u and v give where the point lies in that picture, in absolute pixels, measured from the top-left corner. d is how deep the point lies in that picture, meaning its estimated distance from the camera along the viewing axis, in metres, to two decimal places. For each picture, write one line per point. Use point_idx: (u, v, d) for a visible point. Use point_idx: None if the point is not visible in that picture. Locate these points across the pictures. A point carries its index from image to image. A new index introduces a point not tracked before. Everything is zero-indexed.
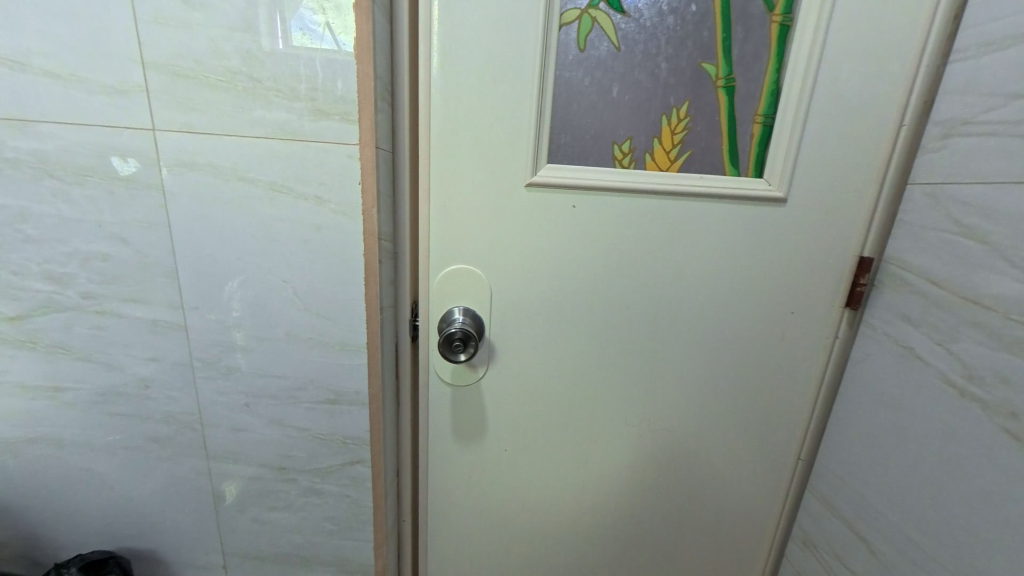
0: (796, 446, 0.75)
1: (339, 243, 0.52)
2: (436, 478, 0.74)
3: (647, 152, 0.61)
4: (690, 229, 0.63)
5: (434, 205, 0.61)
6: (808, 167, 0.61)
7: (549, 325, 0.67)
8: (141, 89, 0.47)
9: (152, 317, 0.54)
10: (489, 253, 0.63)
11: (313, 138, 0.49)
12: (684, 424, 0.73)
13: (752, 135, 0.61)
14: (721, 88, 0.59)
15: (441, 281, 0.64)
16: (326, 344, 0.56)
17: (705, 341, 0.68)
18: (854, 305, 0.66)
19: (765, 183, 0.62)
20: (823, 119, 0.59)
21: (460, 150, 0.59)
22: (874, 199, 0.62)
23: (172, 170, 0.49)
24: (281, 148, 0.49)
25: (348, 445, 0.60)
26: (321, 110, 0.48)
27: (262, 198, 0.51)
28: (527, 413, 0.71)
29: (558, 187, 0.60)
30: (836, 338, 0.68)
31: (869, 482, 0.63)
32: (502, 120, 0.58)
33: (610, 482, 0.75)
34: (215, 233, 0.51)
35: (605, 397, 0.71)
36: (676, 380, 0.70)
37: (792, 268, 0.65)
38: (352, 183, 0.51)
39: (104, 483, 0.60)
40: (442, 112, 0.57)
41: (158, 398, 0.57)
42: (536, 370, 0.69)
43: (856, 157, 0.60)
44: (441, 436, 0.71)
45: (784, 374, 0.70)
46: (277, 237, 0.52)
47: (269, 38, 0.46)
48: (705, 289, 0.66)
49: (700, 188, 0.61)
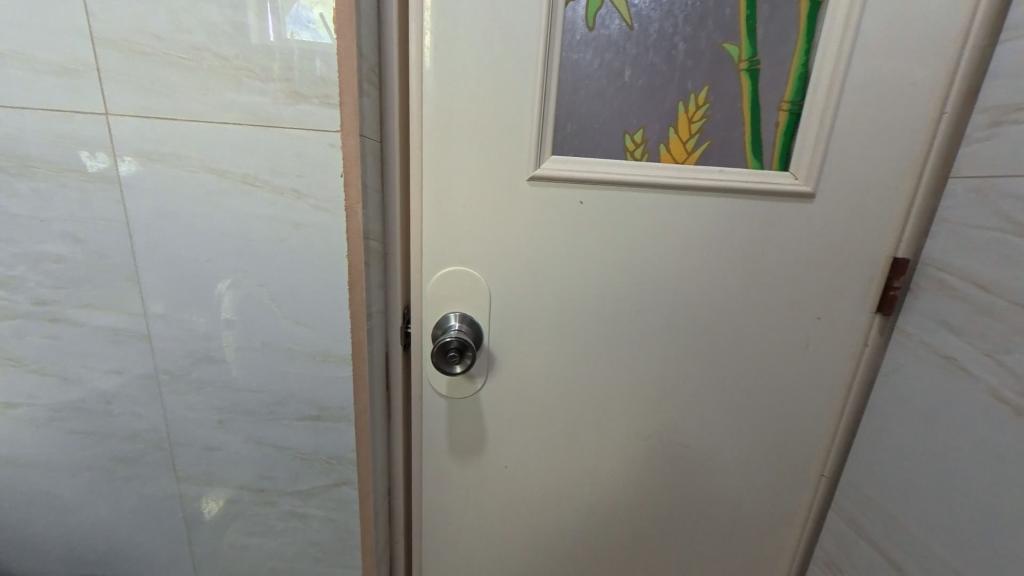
0: (819, 461, 0.69)
1: (320, 242, 0.47)
2: (431, 496, 0.68)
3: (662, 142, 0.55)
4: (707, 228, 0.58)
5: (427, 202, 0.55)
6: (839, 159, 0.55)
7: (552, 334, 0.61)
8: (91, 68, 0.41)
9: (114, 325, 0.49)
10: (488, 254, 0.58)
11: (288, 124, 0.43)
12: (699, 439, 0.67)
13: (777, 123, 0.55)
14: (744, 71, 0.54)
15: (437, 284, 0.59)
16: (307, 355, 0.51)
17: (722, 351, 0.63)
18: (885, 310, 0.60)
19: (791, 177, 0.56)
20: (857, 107, 0.53)
21: (455, 140, 0.53)
22: (911, 195, 0.56)
23: (130, 163, 0.44)
24: (252, 136, 0.44)
25: (333, 466, 0.55)
26: (297, 92, 0.43)
27: (234, 192, 0.45)
28: (529, 427, 0.66)
29: (565, 181, 0.55)
30: (865, 346, 0.63)
31: (903, 504, 0.58)
32: (501, 108, 0.52)
33: (615, 501, 0.70)
34: (179, 232, 0.46)
35: (612, 410, 0.65)
36: (688, 387, 0.65)
37: (819, 269, 0.60)
38: (334, 175, 0.45)
39: (63, 506, 0.55)
40: (435, 99, 0.52)
41: (121, 415, 0.52)
42: (539, 378, 0.63)
43: (892, 147, 0.55)
44: (436, 453, 0.66)
45: (807, 386, 0.65)
46: (251, 236, 0.47)
47: (257, 21, 0.41)
48: (723, 294, 0.60)
49: (721, 182, 0.56)
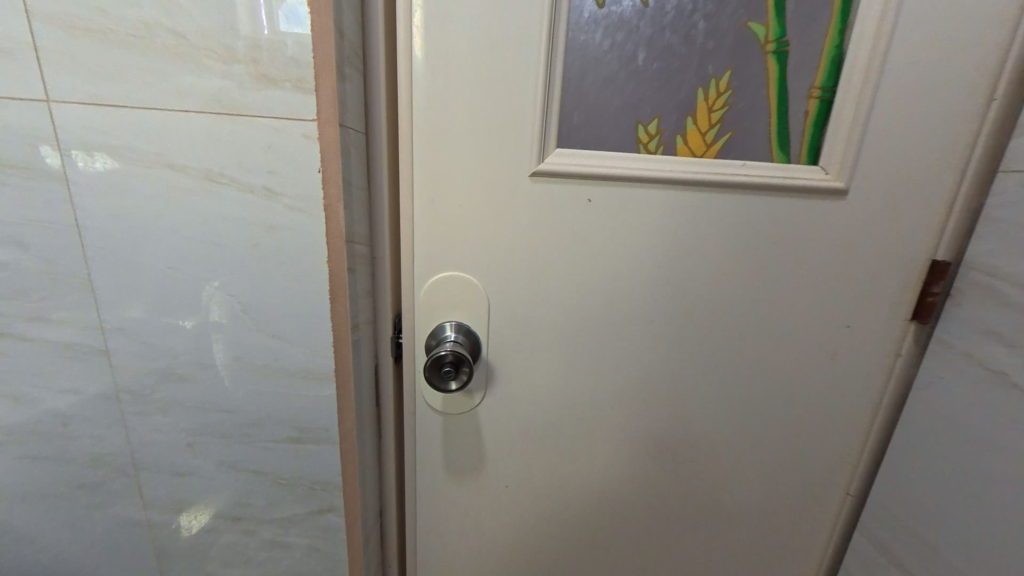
0: (845, 479, 0.64)
1: (295, 247, 0.42)
2: (425, 517, 0.63)
3: (678, 133, 0.50)
4: (727, 228, 0.52)
5: (419, 200, 0.50)
6: (876, 151, 0.50)
7: (554, 345, 0.56)
8: (29, 49, 0.37)
9: (71, 338, 0.44)
10: (486, 257, 0.53)
11: (256, 112, 0.38)
12: (714, 457, 0.62)
13: (807, 112, 0.50)
14: (772, 53, 0.48)
15: (430, 291, 0.53)
16: (285, 372, 0.46)
17: (740, 363, 0.58)
18: (922, 318, 0.55)
19: (822, 171, 0.51)
20: (897, 93, 0.48)
21: (449, 132, 0.48)
22: (954, 191, 0.51)
23: (100, 158, 0.39)
24: (216, 126, 0.39)
25: (316, 491, 0.50)
26: (265, 75, 0.37)
27: (197, 190, 0.40)
28: (531, 443, 0.61)
29: (572, 176, 0.50)
30: (898, 356, 0.57)
31: (938, 530, 0.52)
32: (500, 96, 0.47)
33: (623, 521, 0.65)
34: (139, 237, 0.41)
35: (621, 425, 0.60)
36: (703, 399, 0.60)
37: (850, 272, 0.54)
38: (311, 170, 0.40)
39: (22, 536, 0.50)
40: (426, 85, 0.46)
41: (79, 438, 0.47)
42: (542, 392, 0.58)
43: (933, 139, 0.49)
44: (430, 471, 0.61)
45: (833, 399, 0.60)
46: (218, 240, 0.41)
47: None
48: (744, 301, 0.55)
49: (744, 177, 0.50)
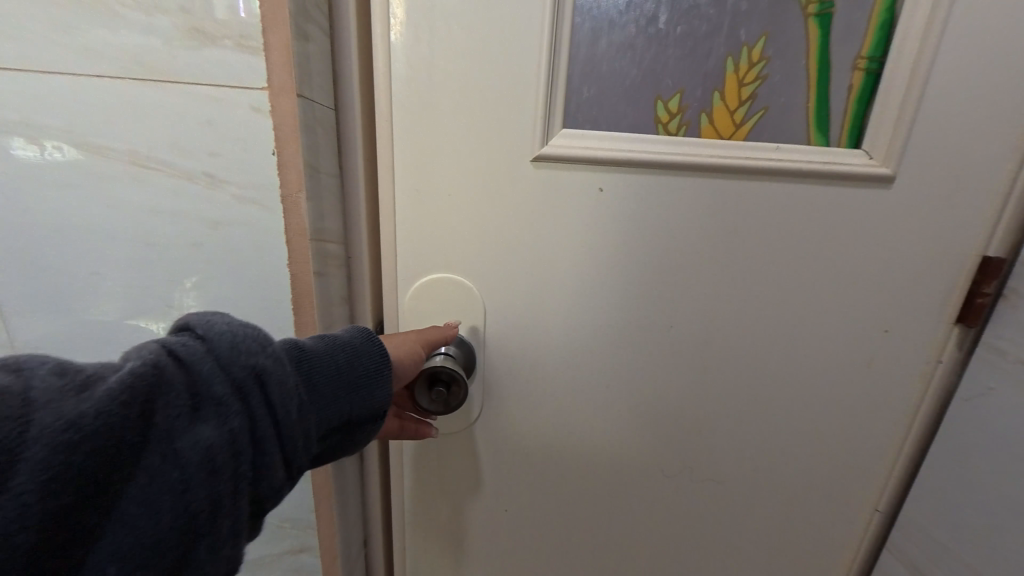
0: (874, 495, 0.58)
1: (247, 246, 0.36)
2: (413, 545, 0.57)
3: (703, 111, 0.44)
4: (755, 224, 0.46)
5: (402, 190, 0.43)
6: (928, 132, 0.43)
7: (558, 356, 0.50)
8: None
9: (24, 353, 0.39)
10: (479, 257, 0.46)
11: (192, 78, 0.32)
12: (734, 473, 0.57)
13: (851, 86, 0.44)
14: (813, 16, 0.43)
15: (418, 296, 0.46)
16: None
17: (765, 372, 0.52)
18: (968, 321, 0.49)
19: (865, 156, 0.44)
20: (957, 62, 0.41)
21: (437, 107, 0.40)
22: (1012, 177, 0.45)
23: (27, 146, 0.33)
24: (137, 95, 0.32)
25: (285, 529, 0.48)
26: (200, 30, 0.31)
27: (119, 174, 0.34)
28: (531, 463, 0.54)
29: (579, 162, 0.43)
30: (938, 363, 0.52)
31: (976, 551, 0.47)
32: (495, 61, 0.39)
33: (634, 543, 0.59)
34: (66, 235, 0.35)
35: (632, 440, 0.54)
36: (722, 411, 0.54)
37: (890, 270, 0.48)
38: (264, 155, 0.33)
39: None
40: (410, 49, 0.39)
41: None
42: (544, 405, 0.52)
43: (994, 117, 0.43)
44: (419, 495, 0.55)
45: (867, 412, 0.54)
46: (150, 237, 0.35)
47: None
48: (769, 304, 0.49)
49: (778, 162, 0.44)
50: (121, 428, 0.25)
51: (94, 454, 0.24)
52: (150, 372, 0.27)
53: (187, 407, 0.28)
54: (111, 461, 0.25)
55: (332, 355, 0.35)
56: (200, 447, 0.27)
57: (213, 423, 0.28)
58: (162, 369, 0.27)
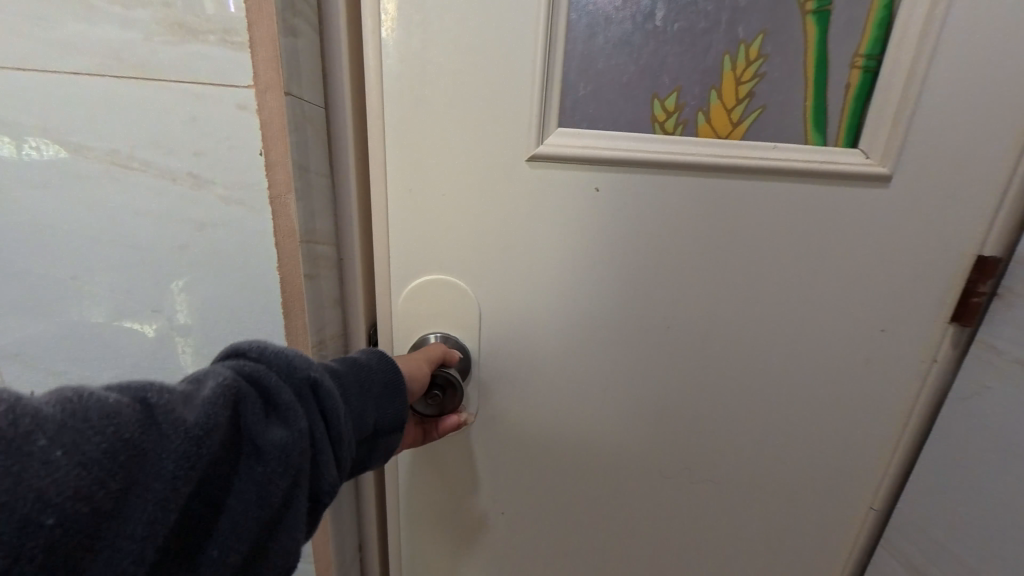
0: (870, 493, 0.58)
1: (234, 248, 0.35)
2: (409, 549, 0.57)
3: (700, 109, 0.43)
4: (753, 224, 0.46)
5: (395, 190, 0.42)
6: (925, 131, 0.43)
7: (555, 356, 0.49)
8: None
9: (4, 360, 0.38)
10: (474, 258, 0.45)
11: (174, 75, 0.30)
12: (732, 473, 0.56)
13: (848, 84, 0.44)
14: (811, 14, 0.42)
15: (411, 298, 0.46)
16: None
17: (762, 373, 0.52)
18: (963, 320, 0.49)
19: (863, 155, 0.44)
20: (954, 60, 0.41)
21: (430, 105, 0.40)
22: (1007, 176, 0.45)
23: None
24: (118, 92, 0.31)
25: None
26: (183, 25, 0.29)
27: (99, 175, 0.33)
28: (528, 465, 0.54)
29: (575, 162, 0.42)
30: (934, 362, 0.52)
31: (970, 548, 0.48)
32: (489, 58, 0.39)
33: (632, 544, 0.59)
34: (45, 237, 0.34)
35: (629, 442, 0.54)
36: (718, 411, 0.53)
37: (886, 270, 0.48)
38: (251, 154, 0.32)
39: None
40: (402, 44, 0.38)
41: None
42: (540, 407, 0.51)
43: (990, 116, 0.43)
44: (414, 499, 0.54)
45: (864, 411, 0.54)
46: (134, 239, 0.34)
47: None
48: (766, 305, 0.49)
49: (776, 162, 0.43)
50: (221, 437, 0.26)
51: (202, 461, 0.25)
52: (234, 381, 0.27)
53: (267, 412, 0.28)
54: (210, 469, 0.25)
55: (373, 363, 0.36)
56: (281, 450, 0.28)
57: (292, 427, 0.28)
58: (240, 382, 0.28)
